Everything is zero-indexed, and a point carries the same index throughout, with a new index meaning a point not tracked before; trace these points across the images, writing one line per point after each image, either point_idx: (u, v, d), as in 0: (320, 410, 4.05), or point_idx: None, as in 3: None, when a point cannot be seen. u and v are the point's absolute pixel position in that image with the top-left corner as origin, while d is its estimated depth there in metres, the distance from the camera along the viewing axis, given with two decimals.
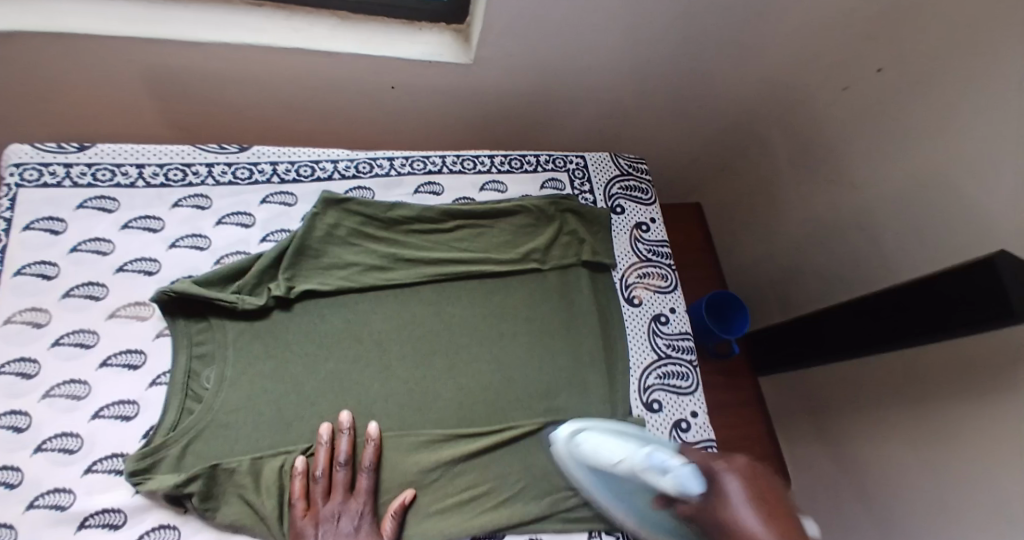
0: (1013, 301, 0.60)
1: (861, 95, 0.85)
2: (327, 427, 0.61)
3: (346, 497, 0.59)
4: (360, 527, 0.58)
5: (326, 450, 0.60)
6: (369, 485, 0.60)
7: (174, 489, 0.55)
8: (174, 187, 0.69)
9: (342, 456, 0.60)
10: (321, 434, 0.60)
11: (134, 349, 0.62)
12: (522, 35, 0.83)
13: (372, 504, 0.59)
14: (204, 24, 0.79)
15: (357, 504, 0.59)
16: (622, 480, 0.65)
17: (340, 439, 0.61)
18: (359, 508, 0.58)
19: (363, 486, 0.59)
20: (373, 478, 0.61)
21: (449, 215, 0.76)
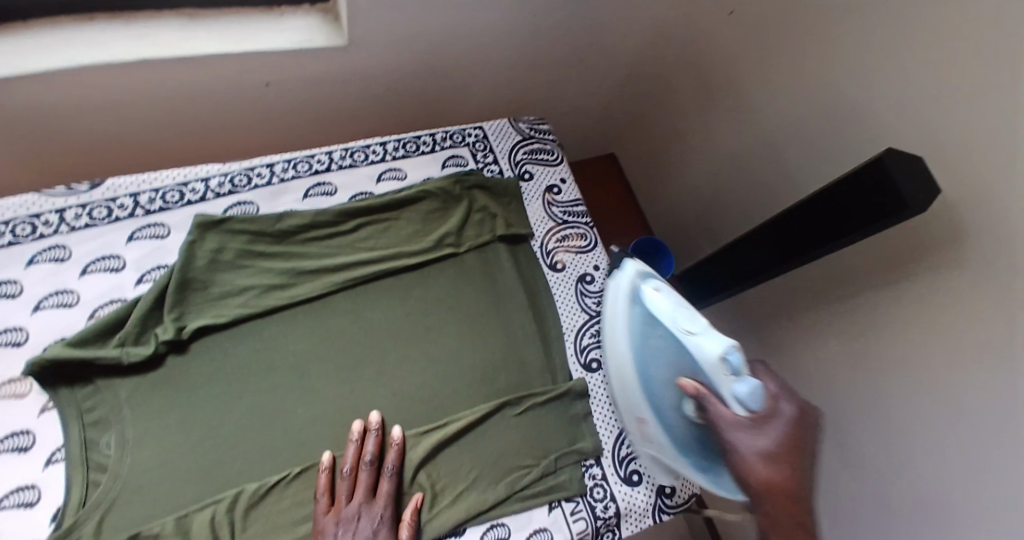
0: (904, 193, 0.61)
1: (754, 15, 0.86)
2: (363, 425, 0.61)
3: (367, 500, 0.58)
4: (374, 531, 0.56)
5: (355, 447, 0.59)
6: (391, 488, 0.59)
7: None
8: (24, 243, 0.62)
9: (366, 455, 0.59)
10: (354, 431, 0.60)
11: (21, 431, 0.55)
12: (394, 7, 0.76)
13: (392, 509, 0.58)
14: (25, 49, 0.69)
15: (377, 505, 0.57)
16: (653, 336, 0.64)
17: (368, 439, 0.60)
18: (377, 510, 0.57)
19: (384, 489, 0.58)
20: (396, 481, 0.60)
21: (346, 215, 0.71)
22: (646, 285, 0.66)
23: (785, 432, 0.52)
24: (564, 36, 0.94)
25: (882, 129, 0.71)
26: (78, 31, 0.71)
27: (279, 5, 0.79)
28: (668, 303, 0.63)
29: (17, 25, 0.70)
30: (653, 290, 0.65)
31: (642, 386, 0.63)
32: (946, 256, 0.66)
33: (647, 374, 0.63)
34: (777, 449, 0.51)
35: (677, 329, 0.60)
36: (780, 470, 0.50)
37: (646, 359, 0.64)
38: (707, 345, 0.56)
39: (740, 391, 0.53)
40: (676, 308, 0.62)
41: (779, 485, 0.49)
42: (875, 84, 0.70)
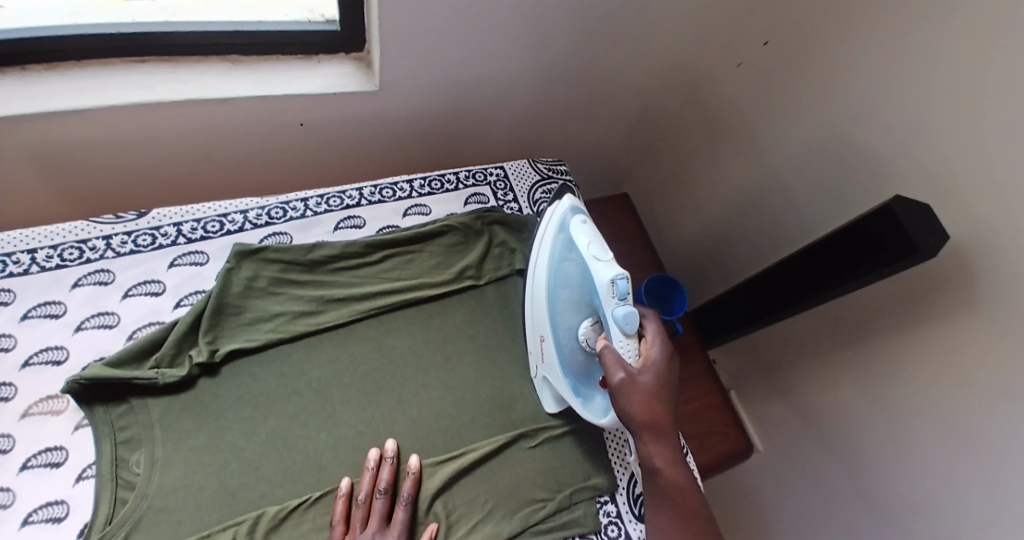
0: (916, 238, 0.63)
1: (761, 67, 0.91)
2: (381, 452, 0.62)
3: (382, 529, 0.58)
4: None
5: (372, 475, 0.60)
6: (406, 516, 0.59)
7: None
8: (71, 267, 0.65)
9: (383, 482, 0.60)
10: (370, 459, 0.61)
11: (54, 447, 0.57)
12: (424, 55, 0.82)
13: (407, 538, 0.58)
14: (83, 90, 0.74)
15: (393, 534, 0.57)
16: (565, 258, 0.68)
17: (386, 467, 0.61)
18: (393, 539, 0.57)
19: (399, 517, 0.59)
20: (411, 510, 0.60)
21: (374, 247, 0.75)
22: (572, 216, 0.68)
23: (660, 370, 0.62)
24: (579, 83, 1.00)
25: (891, 174, 0.74)
26: (133, 74, 0.77)
27: (316, 53, 0.85)
28: (586, 234, 0.66)
29: (80, 69, 0.76)
30: (576, 221, 0.67)
31: (550, 304, 0.68)
32: (961, 298, 0.68)
33: (554, 295, 0.68)
34: (654, 388, 0.61)
35: (588, 257, 0.64)
36: (657, 404, 0.60)
37: (556, 281, 0.68)
38: (604, 271, 0.62)
39: (619, 313, 0.60)
40: (591, 239, 0.65)
41: (656, 417, 0.60)
42: (879, 133, 0.74)
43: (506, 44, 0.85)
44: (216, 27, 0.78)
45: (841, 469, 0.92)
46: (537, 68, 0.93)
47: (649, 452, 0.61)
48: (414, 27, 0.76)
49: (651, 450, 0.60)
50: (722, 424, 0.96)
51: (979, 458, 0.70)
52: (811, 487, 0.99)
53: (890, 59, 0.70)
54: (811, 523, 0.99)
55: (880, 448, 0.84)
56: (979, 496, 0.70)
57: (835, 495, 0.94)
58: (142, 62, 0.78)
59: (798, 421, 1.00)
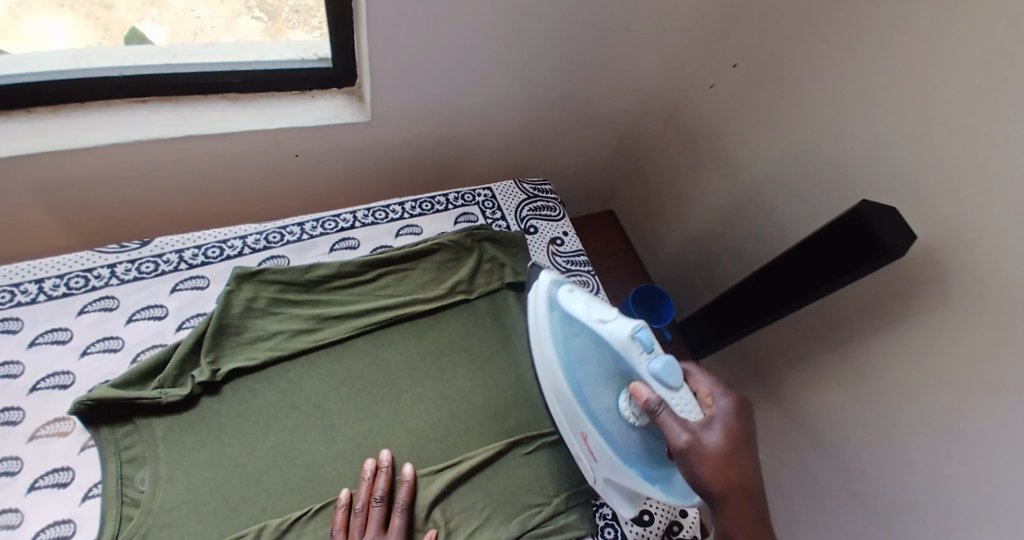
0: (884, 240, 0.67)
1: (730, 88, 0.96)
2: (371, 465, 0.63)
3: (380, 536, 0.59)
4: None
5: (368, 485, 0.62)
6: (403, 522, 0.60)
7: None
8: (77, 295, 0.68)
9: (376, 491, 0.62)
10: (365, 470, 0.63)
11: (61, 467, 0.59)
12: (413, 87, 0.87)
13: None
14: (85, 129, 0.79)
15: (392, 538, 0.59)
16: (571, 336, 0.68)
17: (378, 477, 0.62)
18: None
19: (396, 523, 0.60)
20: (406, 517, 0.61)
21: (368, 265, 0.78)
22: (561, 292, 0.69)
23: (729, 426, 0.58)
24: (560, 108, 1.05)
25: (858, 180, 0.78)
26: (133, 112, 0.82)
27: (310, 89, 0.90)
28: (585, 301, 0.66)
29: (85, 109, 0.80)
30: (569, 294, 0.68)
31: (578, 392, 0.65)
32: (936, 296, 0.71)
33: (577, 378, 0.66)
34: (727, 439, 0.58)
35: (598, 324, 0.64)
36: (736, 468, 0.57)
37: (573, 364, 0.67)
38: (620, 329, 0.62)
39: (657, 366, 0.59)
40: (591, 307, 0.65)
41: (733, 473, 0.56)
42: (846, 141, 0.78)
43: (490, 74, 0.91)
44: (214, 66, 0.83)
45: (836, 470, 0.93)
46: (520, 95, 0.98)
47: (729, 512, 0.56)
48: (404, 63, 0.82)
49: (731, 508, 0.56)
50: None
51: (965, 448, 0.72)
52: (807, 494, 0.99)
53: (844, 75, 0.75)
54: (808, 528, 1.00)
55: (872, 449, 0.85)
56: (972, 486, 0.72)
57: (833, 499, 0.94)
58: (143, 102, 0.83)
59: (792, 426, 1.01)
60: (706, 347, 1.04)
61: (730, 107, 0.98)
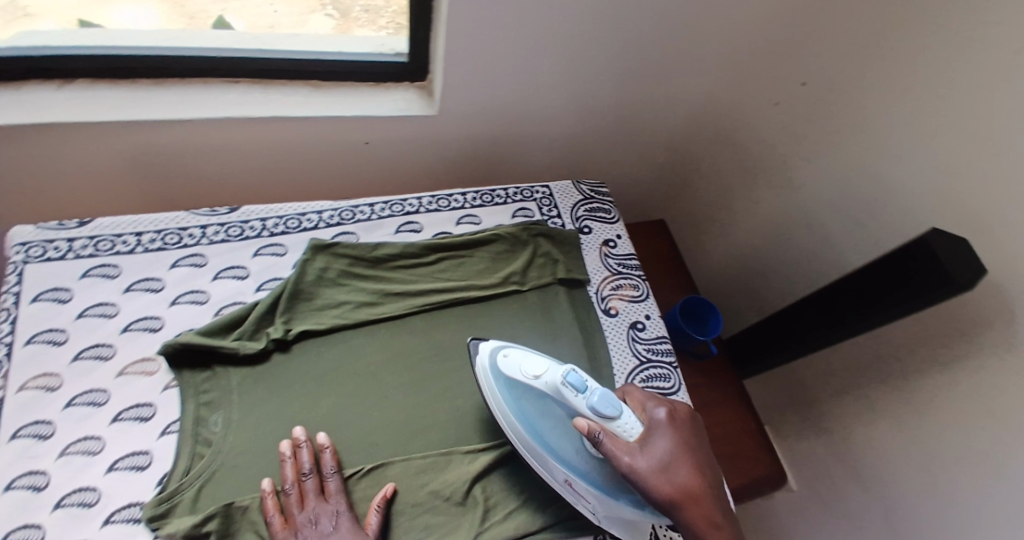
0: (949, 268, 0.66)
1: (792, 107, 0.97)
2: (286, 445, 0.63)
3: (321, 503, 0.60)
4: (337, 524, 0.59)
5: (290, 464, 0.62)
6: (339, 486, 0.62)
7: (193, 528, 0.57)
8: (171, 250, 0.75)
9: (300, 464, 0.62)
10: (282, 452, 0.63)
11: (144, 403, 0.65)
12: (482, 85, 0.92)
13: (347, 503, 0.61)
14: (183, 104, 0.86)
15: (336, 504, 0.60)
16: (520, 396, 0.65)
17: (297, 451, 0.62)
18: (337, 508, 0.60)
19: (332, 488, 0.61)
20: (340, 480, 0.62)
21: (430, 249, 0.82)
22: (493, 357, 0.66)
23: (665, 437, 0.61)
24: (620, 115, 1.07)
25: (925, 209, 0.78)
26: (227, 92, 0.89)
27: (387, 81, 0.96)
28: (518, 360, 0.64)
29: (186, 85, 0.88)
30: (502, 357, 0.66)
31: (547, 451, 0.63)
32: (997, 332, 0.69)
33: (541, 437, 0.64)
34: (670, 446, 0.61)
35: (534, 381, 0.62)
36: (680, 476, 0.59)
37: (532, 423, 0.65)
38: (552, 378, 0.61)
39: (595, 401, 0.59)
40: (522, 366, 0.63)
41: (683, 477, 0.59)
42: (915, 166, 0.78)
43: (555, 78, 0.94)
44: (302, 54, 0.89)
45: (875, 503, 0.91)
46: (583, 100, 1.01)
47: (689, 518, 0.58)
48: (477, 62, 0.87)
49: (691, 513, 0.58)
50: (753, 450, 0.98)
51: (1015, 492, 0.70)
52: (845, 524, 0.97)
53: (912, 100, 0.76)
54: None
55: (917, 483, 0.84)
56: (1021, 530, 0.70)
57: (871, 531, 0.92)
58: (236, 82, 0.90)
59: (831, 454, 1.00)
60: (749, 364, 1.04)
61: (792, 126, 0.98)
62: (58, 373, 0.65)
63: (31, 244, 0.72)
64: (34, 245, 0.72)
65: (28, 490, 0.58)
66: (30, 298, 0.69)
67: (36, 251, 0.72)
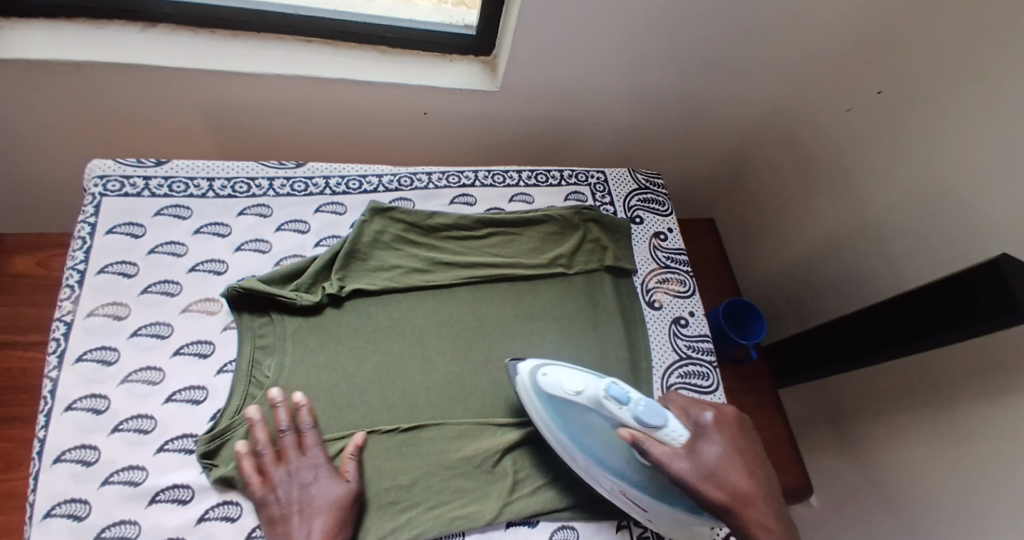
0: (1018, 297, 0.62)
1: (865, 114, 0.93)
2: (259, 409, 0.64)
3: (300, 457, 0.62)
4: (317, 475, 0.61)
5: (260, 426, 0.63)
6: (313, 440, 0.63)
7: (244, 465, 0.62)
8: (239, 198, 0.77)
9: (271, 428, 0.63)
10: (250, 416, 0.63)
11: (203, 340, 0.69)
12: (548, 65, 0.91)
13: (324, 454, 0.63)
14: (257, 58, 0.89)
15: (312, 461, 0.62)
16: (566, 412, 0.64)
17: (274, 410, 0.63)
18: (314, 465, 0.62)
19: (307, 441, 0.63)
20: (314, 433, 0.64)
21: (482, 223, 0.83)
22: (535, 375, 0.65)
23: (714, 442, 0.61)
24: (681, 107, 1.05)
25: (996, 233, 0.74)
26: (299, 50, 0.91)
27: (451, 53, 0.96)
28: (558, 377, 0.63)
29: (259, 40, 0.90)
30: (542, 375, 0.64)
31: (597, 462, 0.64)
32: None
33: (589, 450, 0.64)
34: (720, 450, 0.61)
35: (577, 397, 0.61)
36: (734, 481, 0.59)
37: (581, 439, 0.64)
38: (595, 391, 0.60)
39: (641, 411, 0.58)
40: (562, 384, 0.62)
41: (736, 480, 0.59)
42: (989, 188, 0.74)
43: (622, 63, 0.93)
44: (374, 20, 0.91)
45: (899, 528, 0.90)
46: (646, 88, 0.99)
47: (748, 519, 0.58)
48: (545, 41, 0.86)
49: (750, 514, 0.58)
50: (783, 461, 0.97)
51: None
52: None
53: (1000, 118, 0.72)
54: None
55: (948, 514, 0.82)
56: None
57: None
58: (308, 42, 0.92)
59: (860, 473, 0.99)
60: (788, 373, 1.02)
61: (863, 134, 0.94)
62: (126, 304, 0.70)
63: (108, 178, 0.75)
64: (112, 180, 0.75)
65: (89, 412, 0.63)
66: (106, 230, 0.73)
67: (114, 186, 0.75)
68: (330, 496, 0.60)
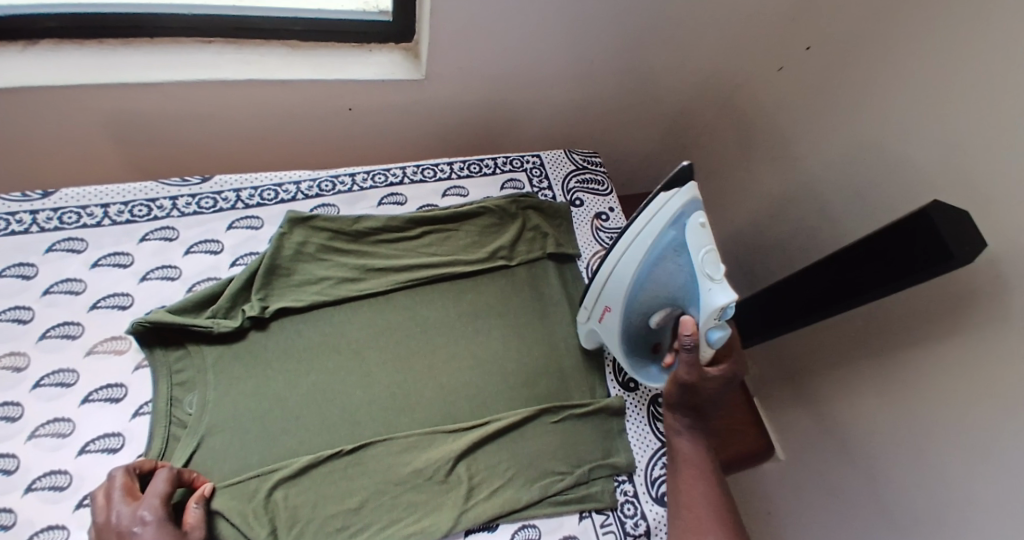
0: (951, 244, 0.60)
1: (795, 73, 0.92)
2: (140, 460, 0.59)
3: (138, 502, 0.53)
4: (149, 525, 0.52)
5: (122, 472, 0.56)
6: (159, 486, 0.54)
7: None
8: (140, 222, 0.71)
9: (111, 472, 0.55)
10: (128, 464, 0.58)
11: (114, 383, 0.63)
12: (470, 48, 0.86)
13: (162, 501, 0.53)
14: (152, 65, 0.81)
15: (137, 511, 0.52)
16: (666, 259, 0.61)
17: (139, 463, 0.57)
18: (139, 515, 0.52)
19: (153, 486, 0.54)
20: (164, 479, 0.55)
21: (414, 222, 0.79)
22: (690, 222, 0.58)
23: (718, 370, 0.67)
24: (616, 80, 1.02)
25: (923, 181, 0.74)
26: (200, 53, 0.83)
27: (369, 42, 0.90)
28: (700, 238, 0.59)
29: (154, 45, 0.82)
30: (692, 225, 0.58)
31: (630, 296, 0.65)
32: (988, 310, 0.66)
33: (639, 289, 0.64)
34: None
35: (700, 274, 0.59)
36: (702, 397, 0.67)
37: (645, 280, 0.63)
38: (717, 294, 0.59)
39: (713, 333, 0.62)
40: (708, 255, 0.59)
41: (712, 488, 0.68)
42: (917, 138, 0.74)
43: (548, 41, 0.88)
44: (279, 13, 0.84)
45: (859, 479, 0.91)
46: (577, 65, 0.96)
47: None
48: (464, 23, 0.81)
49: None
50: (742, 424, 1.00)
51: (998, 475, 0.67)
52: (825, 500, 0.96)
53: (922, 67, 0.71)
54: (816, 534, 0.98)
55: (896, 462, 0.82)
56: None
57: (852, 509, 0.90)
58: (210, 43, 0.84)
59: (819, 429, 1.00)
60: (763, 330, 0.89)
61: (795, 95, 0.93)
62: (25, 352, 0.63)
63: None
64: None
65: None
66: None
67: None
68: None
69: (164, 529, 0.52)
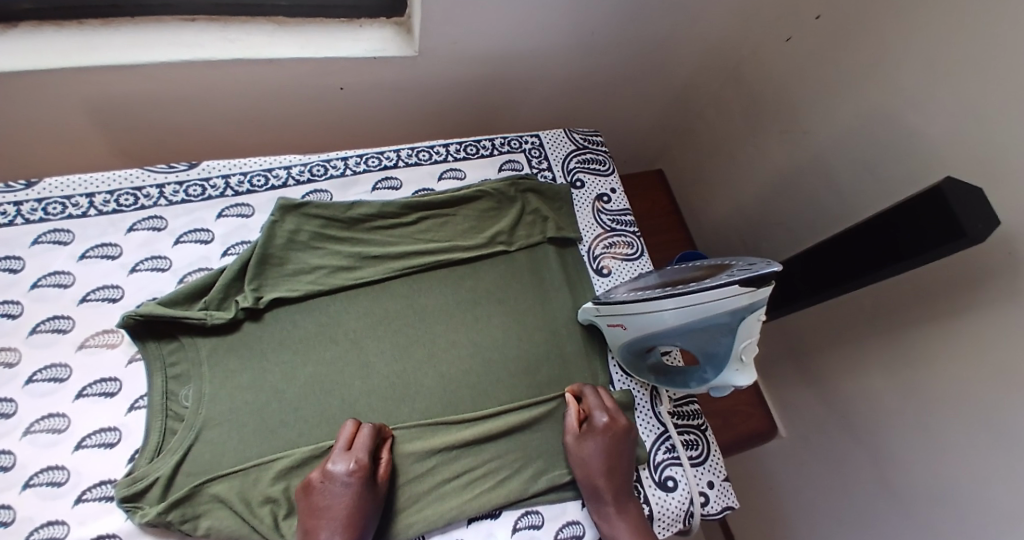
0: (964, 223, 0.58)
1: (804, 44, 0.88)
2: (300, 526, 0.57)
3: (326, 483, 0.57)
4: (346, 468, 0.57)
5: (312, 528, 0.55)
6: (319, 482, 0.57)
7: (158, 516, 0.55)
8: (126, 212, 0.69)
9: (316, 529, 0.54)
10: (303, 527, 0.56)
11: (108, 378, 0.62)
12: (465, 23, 0.82)
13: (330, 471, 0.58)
14: (134, 46, 0.78)
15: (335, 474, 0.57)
16: (709, 330, 0.58)
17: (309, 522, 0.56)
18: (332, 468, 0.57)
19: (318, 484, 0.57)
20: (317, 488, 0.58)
21: (410, 208, 0.77)
22: (749, 317, 0.55)
23: (604, 437, 0.64)
24: (617, 53, 0.98)
25: (938, 157, 0.71)
26: (183, 31, 0.80)
27: (359, 17, 0.86)
28: (751, 330, 0.56)
29: (135, 25, 0.79)
30: (750, 319, 0.55)
31: (655, 332, 0.63)
32: (1002, 289, 0.64)
33: (667, 333, 0.62)
34: (600, 451, 0.63)
35: (733, 355, 0.58)
36: (601, 466, 0.63)
37: (677, 330, 0.60)
38: (736, 375, 0.59)
39: (715, 392, 0.63)
40: (749, 345, 0.57)
41: (599, 476, 0.62)
42: (932, 113, 0.70)
43: (546, 14, 0.84)
44: None
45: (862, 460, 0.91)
46: (577, 38, 0.92)
47: (604, 515, 0.62)
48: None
49: (607, 512, 0.62)
50: (744, 405, 1.00)
51: (1009, 455, 0.66)
52: (829, 479, 0.96)
53: (937, 38, 0.68)
54: (821, 513, 0.98)
55: (901, 443, 0.81)
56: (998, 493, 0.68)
57: (858, 488, 0.90)
58: (193, 20, 0.81)
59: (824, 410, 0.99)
60: (769, 309, 0.87)
61: (804, 67, 0.89)
62: (16, 348, 0.62)
63: None
64: None
65: None
66: None
67: None
68: (341, 520, 0.54)
69: (364, 484, 0.57)
